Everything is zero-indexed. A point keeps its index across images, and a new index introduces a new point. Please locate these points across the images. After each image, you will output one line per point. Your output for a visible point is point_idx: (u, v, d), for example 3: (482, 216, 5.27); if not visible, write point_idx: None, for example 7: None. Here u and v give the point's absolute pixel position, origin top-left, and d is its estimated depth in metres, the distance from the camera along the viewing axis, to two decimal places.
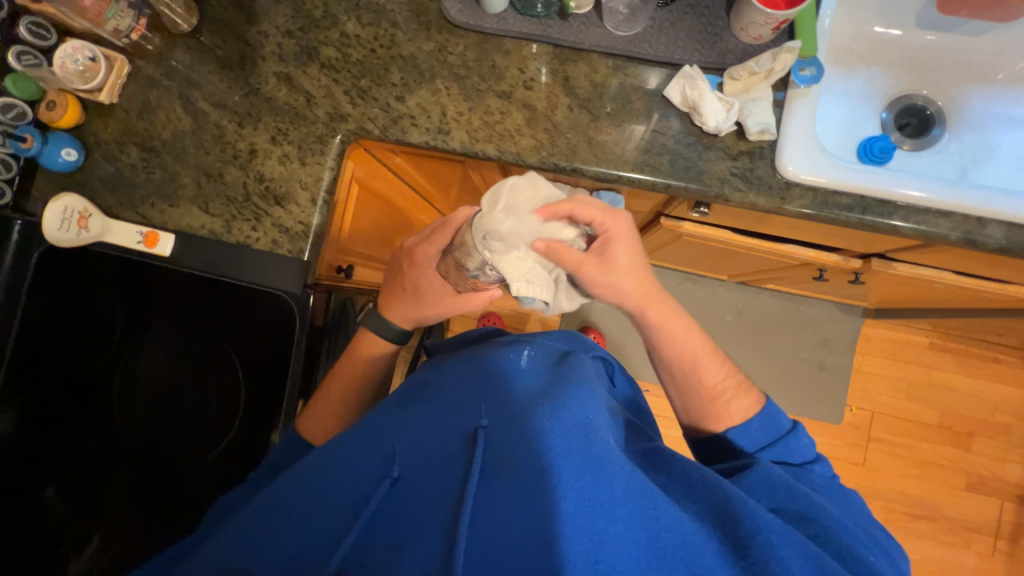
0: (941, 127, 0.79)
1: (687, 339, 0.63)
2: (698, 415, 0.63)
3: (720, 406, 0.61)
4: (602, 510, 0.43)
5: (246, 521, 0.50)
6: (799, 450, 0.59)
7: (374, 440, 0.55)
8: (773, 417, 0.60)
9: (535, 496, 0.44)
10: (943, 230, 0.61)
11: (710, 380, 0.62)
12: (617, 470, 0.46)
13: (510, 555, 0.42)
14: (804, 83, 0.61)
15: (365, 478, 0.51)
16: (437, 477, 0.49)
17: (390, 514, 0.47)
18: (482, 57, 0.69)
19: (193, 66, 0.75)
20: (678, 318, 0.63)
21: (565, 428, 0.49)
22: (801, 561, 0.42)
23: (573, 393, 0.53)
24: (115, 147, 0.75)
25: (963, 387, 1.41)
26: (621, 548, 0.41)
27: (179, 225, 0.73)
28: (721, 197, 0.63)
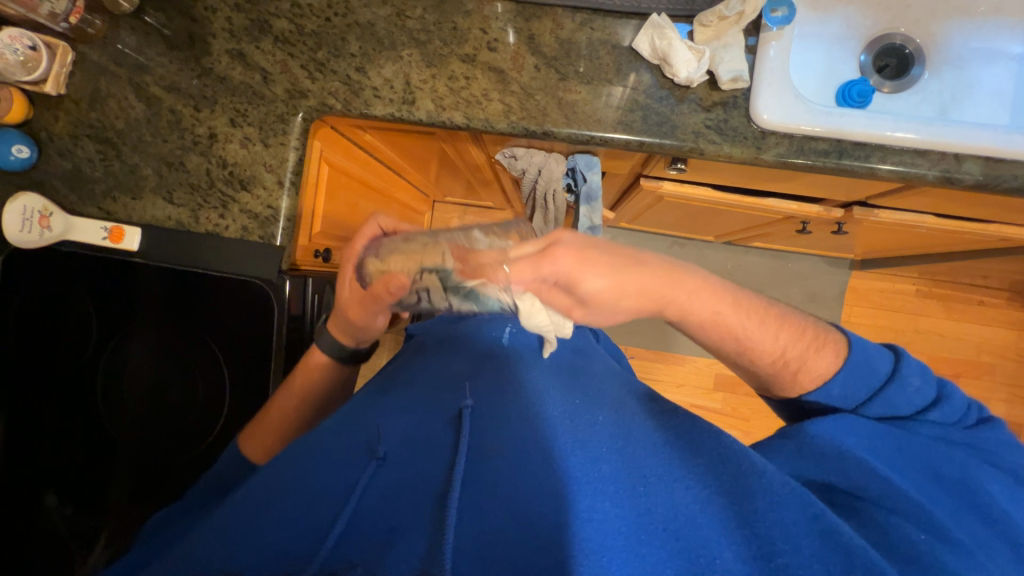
0: (920, 65, 0.77)
1: (722, 325, 0.52)
2: (772, 386, 0.56)
3: (791, 377, 0.54)
4: (589, 488, 0.44)
5: (229, 520, 0.49)
6: (905, 399, 0.52)
7: (364, 427, 0.56)
8: (863, 368, 0.53)
9: (522, 476, 0.46)
10: (922, 169, 0.60)
11: (775, 353, 0.54)
12: (604, 448, 0.49)
13: (499, 534, 0.42)
14: (776, 25, 0.59)
15: (348, 467, 0.51)
16: (426, 461, 0.50)
17: (374, 497, 0.47)
18: (443, 19, 0.66)
19: (141, 48, 0.71)
20: (709, 296, 0.51)
21: (554, 412, 0.53)
22: (811, 540, 0.40)
23: (557, 380, 0.59)
24: (69, 141, 0.71)
25: (949, 331, 1.44)
26: (612, 524, 0.41)
27: (145, 219, 0.71)
28: (696, 151, 0.61)
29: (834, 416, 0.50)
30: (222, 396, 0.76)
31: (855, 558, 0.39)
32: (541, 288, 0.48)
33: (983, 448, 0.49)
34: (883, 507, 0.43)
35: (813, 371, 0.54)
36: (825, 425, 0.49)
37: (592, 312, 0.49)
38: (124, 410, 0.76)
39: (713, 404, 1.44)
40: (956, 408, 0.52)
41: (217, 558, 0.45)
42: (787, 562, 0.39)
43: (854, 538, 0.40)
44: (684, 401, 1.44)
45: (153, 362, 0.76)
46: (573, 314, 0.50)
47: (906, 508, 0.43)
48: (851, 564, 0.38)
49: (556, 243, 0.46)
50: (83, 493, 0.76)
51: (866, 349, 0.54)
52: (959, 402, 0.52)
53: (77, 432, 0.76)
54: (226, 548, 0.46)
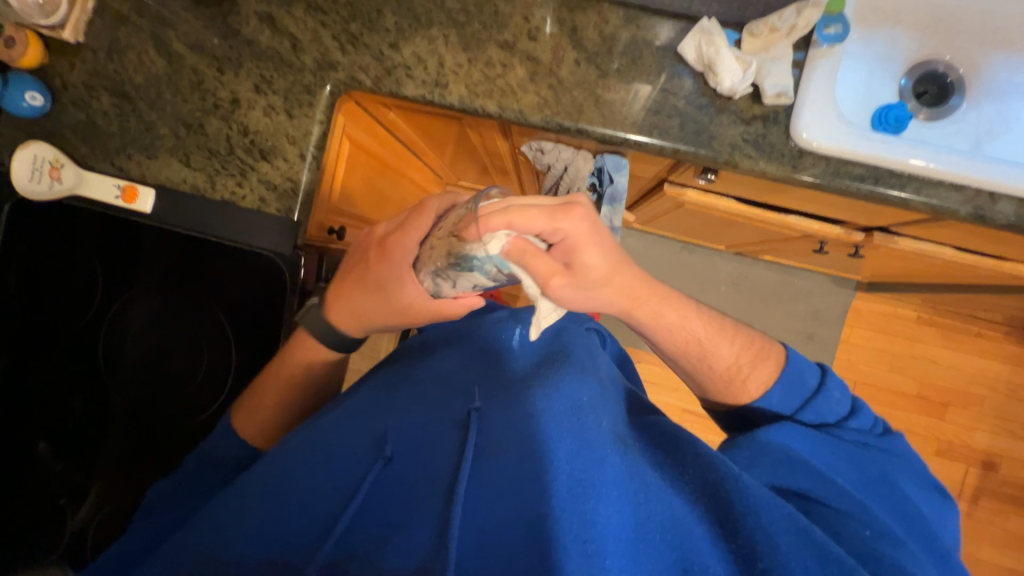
0: (960, 95, 0.76)
1: (685, 329, 0.57)
2: (715, 395, 0.60)
3: (737, 386, 0.58)
4: (595, 491, 0.44)
5: (235, 499, 0.51)
6: (830, 409, 0.56)
7: (367, 414, 0.57)
8: (794, 380, 0.56)
9: (529, 479, 0.46)
10: (954, 205, 0.59)
11: (725, 364, 0.58)
12: (609, 453, 0.48)
13: (502, 536, 0.43)
14: (826, 42, 0.57)
15: (355, 458, 0.52)
16: (430, 459, 0.50)
17: (382, 492, 0.49)
18: (484, 2, 0.64)
19: (165, 2, 0.68)
20: (676, 302, 0.57)
21: (557, 411, 0.52)
22: (787, 539, 0.41)
23: (567, 376, 0.57)
24: (84, 92, 0.69)
25: (944, 360, 1.45)
26: (614, 531, 0.42)
27: (159, 180, 0.69)
28: (731, 164, 0.60)
29: (780, 424, 0.52)
30: (225, 370, 0.76)
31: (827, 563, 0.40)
32: (533, 251, 0.46)
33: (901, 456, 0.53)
34: (835, 509, 0.45)
35: (758, 382, 0.57)
36: (768, 432, 0.51)
37: (572, 286, 0.49)
38: (124, 375, 0.76)
39: (705, 411, 1.45)
40: (868, 418, 0.56)
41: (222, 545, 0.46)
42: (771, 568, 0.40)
43: (825, 539, 0.41)
44: (677, 406, 1.46)
45: (159, 328, 0.76)
46: (551, 284, 0.48)
47: (862, 513, 0.45)
48: (824, 562, 0.40)
49: (573, 205, 0.48)
50: (77, 450, 0.76)
51: (799, 365, 0.57)
52: (870, 411, 0.57)
53: (76, 392, 0.76)
54: (228, 537, 0.47)
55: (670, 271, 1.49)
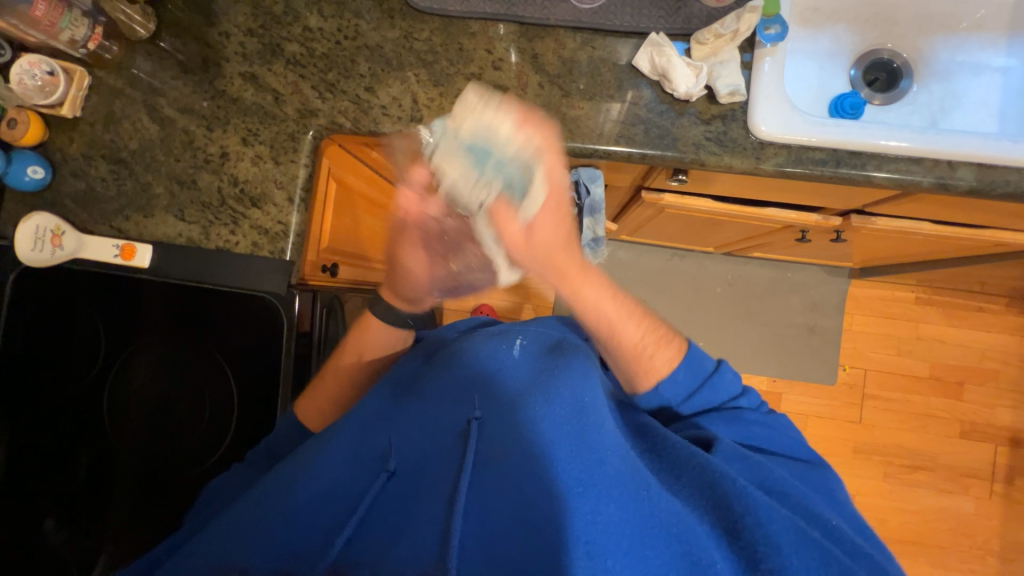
0: (909, 79, 0.80)
1: (602, 308, 0.59)
2: (630, 378, 0.62)
3: (642, 363, 0.60)
4: (594, 491, 0.46)
5: (236, 519, 0.50)
6: (726, 388, 0.61)
7: (373, 429, 0.58)
8: (695, 363, 0.60)
9: (526, 481, 0.48)
10: (916, 176, 0.62)
11: (631, 343, 0.59)
12: (612, 453, 0.49)
13: (503, 537, 0.46)
14: (769, 42, 0.61)
15: (361, 477, 0.54)
16: (435, 473, 0.52)
17: (386, 506, 0.51)
18: (449, 40, 0.68)
19: (156, 73, 0.73)
20: (603, 297, 0.59)
21: (560, 414, 0.53)
22: (786, 534, 0.44)
23: (565, 376, 0.57)
24: (82, 163, 0.73)
25: (950, 339, 1.44)
26: (614, 528, 0.44)
27: (156, 236, 0.72)
28: (697, 163, 0.63)
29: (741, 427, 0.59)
30: (229, 415, 0.77)
31: (824, 558, 0.43)
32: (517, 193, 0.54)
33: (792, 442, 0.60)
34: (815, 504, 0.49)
35: (661, 363, 0.60)
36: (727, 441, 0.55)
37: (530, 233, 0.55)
38: (129, 431, 0.77)
39: None
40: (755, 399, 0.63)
41: (225, 562, 0.47)
42: (773, 566, 0.43)
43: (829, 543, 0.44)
44: None
45: (160, 378, 0.77)
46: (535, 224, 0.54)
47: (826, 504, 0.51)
48: (824, 559, 0.43)
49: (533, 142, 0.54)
50: (84, 516, 0.76)
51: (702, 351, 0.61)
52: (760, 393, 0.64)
53: (81, 454, 0.76)
54: (233, 553, 0.47)
55: (663, 279, 1.51)
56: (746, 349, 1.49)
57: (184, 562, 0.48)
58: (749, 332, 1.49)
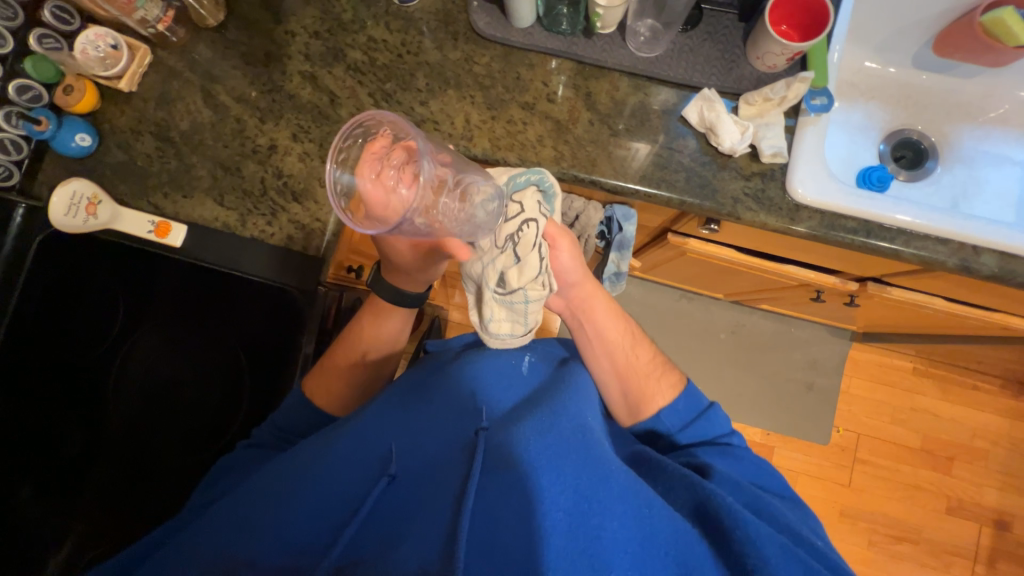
0: (934, 160, 0.83)
1: (608, 328, 0.69)
2: (635, 405, 0.66)
3: (648, 385, 0.66)
4: (600, 506, 0.47)
5: (239, 504, 0.50)
6: (716, 425, 0.64)
7: (377, 429, 0.57)
8: (690, 397, 0.66)
9: (531, 494, 0.48)
10: (941, 256, 0.64)
11: (636, 364, 0.67)
12: (615, 470, 0.50)
13: (506, 542, 0.45)
14: (814, 111, 0.64)
15: (361, 476, 0.53)
16: (440, 476, 0.52)
17: (388, 510, 0.50)
18: (507, 69, 0.71)
19: (216, 61, 0.75)
20: (616, 322, 0.69)
21: (565, 429, 0.54)
22: (777, 551, 0.45)
23: (569, 396, 0.59)
24: (129, 136, 0.74)
25: (944, 413, 1.46)
26: (618, 544, 0.45)
27: (192, 217, 0.72)
28: (733, 216, 0.65)
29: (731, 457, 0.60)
30: (236, 405, 0.80)
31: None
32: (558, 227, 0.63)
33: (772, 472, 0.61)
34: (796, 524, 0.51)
35: (663, 390, 0.66)
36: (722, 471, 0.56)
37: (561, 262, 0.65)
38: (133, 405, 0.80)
39: None
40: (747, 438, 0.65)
41: (224, 551, 0.46)
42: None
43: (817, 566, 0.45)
44: None
45: (173, 357, 0.81)
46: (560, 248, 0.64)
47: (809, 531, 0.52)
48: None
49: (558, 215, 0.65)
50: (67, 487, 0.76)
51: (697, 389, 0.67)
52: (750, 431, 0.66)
53: (78, 425, 0.77)
54: (232, 540, 0.46)
55: (669, 318, 1.52)
56: (744, 398, 1.50)
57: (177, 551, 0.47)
58: (747, 382, 1.50)
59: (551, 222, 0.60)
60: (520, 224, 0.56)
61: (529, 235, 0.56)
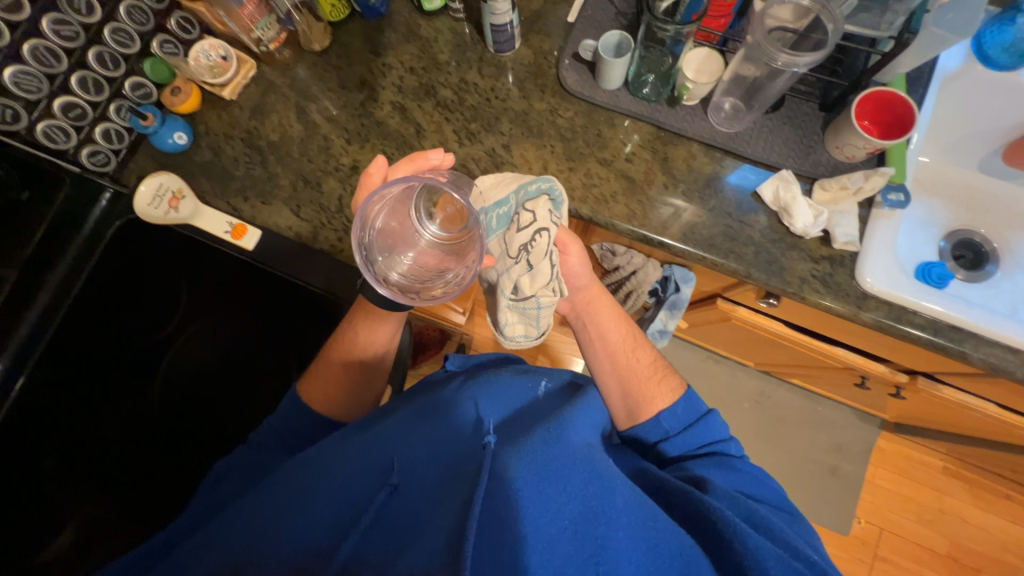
0: (994, 264, 0.83)
1: (609, 328, 0.70)
2: (633, 407, 0.65)
3: (647, 388, 0.65)
4: (605, 517, 0.46)
5: (254, 512, 0.53)
6: (710, 430, 0.63)
7: (384, 438, 0.57)
8: (690, 405, 0.64)
9: (537, 502, 0.46)
10: (1010, 365, 0.63)
11: (636, 366, 0.68)
12: (618, 483, 0.50)
13: (512, 548, 0.44)
14: (889, 205, 0.65)
15: (366, 481, 0.53)
16: (445, 481, 0.51)
17: (391, 519, 0.50)
18: (590, 125, 0.74)
19: (314, 82, 0.79)
20: (619, 324, 0.71)
21: (571, 438, 0.52)
22: (775, 561, 0.46)
23: (577, 406, 0.57)
24: (221, 139, 0.77)
25: (974, 520, 1.39)
26: (624, 555, 0.45)
27: (267, 223, 0.75)
28: (799, 296, 0.66)
29: (722, 466, 0.58)
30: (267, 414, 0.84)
31: None
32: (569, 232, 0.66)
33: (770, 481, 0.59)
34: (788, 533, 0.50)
35: (662, 393, 0.64)
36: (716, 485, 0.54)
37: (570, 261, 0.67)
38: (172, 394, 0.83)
39: None
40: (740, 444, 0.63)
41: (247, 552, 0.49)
42: None
43: None
44: None
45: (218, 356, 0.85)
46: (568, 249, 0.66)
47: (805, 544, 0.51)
48: None
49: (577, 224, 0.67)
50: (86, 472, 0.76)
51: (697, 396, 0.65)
52: None
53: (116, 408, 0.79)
54: (252, 539, 0.50)
55: (694, 378, 1.50)
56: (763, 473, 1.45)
57: (213, 545, 0.51)
58: (768, 455, 1.46)
59: (560, 229, 0.62)
60: (532, 234, 0.58)
61: (540, 245, 0.58)
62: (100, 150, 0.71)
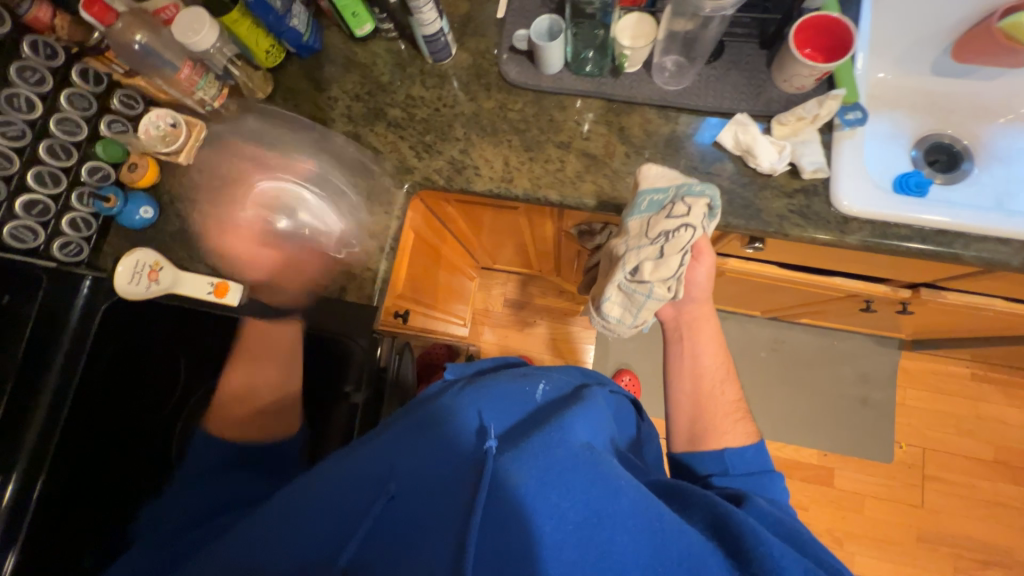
0: (970, 161, 0.83)
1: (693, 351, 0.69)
2: (696, 435, 0.64)
3: (720, 420, 0.64)
4: (610, 522, 0.44)
5: (246, 532, 0.49)
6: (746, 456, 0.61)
7: (386, 447, 0.54)
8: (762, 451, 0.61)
9: (539, 510, 0.45)
10: (1004, 256, 0.62)
11: (718, 396, 0.66)
12: (625, 483, 0.47)
13: (513, 558, 0.43)
14: (849, 125, 0.65)
15: (363, 491, 0.50)
16: (445, 491, 0.49)
17: (389, 530, 0.48)
18: (541, 112, 0.74)
19: (266, 130, 0.80)
20: (712, 347, 0.69)
21: (573, 441, 0.51)
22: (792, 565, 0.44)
23: (578, 411, 0.56)
24: (188, 205, 0.78)
25: (1013, 420, 1.37)
26: (630, 559, 0.43)
27: (249, 276, 0.75)
28: (781, 234, 0.65)
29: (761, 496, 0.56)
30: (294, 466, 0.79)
31: None
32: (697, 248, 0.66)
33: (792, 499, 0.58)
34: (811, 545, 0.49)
35: (733, 433, 0.63)
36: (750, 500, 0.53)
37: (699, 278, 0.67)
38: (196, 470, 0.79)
39: None
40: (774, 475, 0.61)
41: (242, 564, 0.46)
42: None
43: None
44: None
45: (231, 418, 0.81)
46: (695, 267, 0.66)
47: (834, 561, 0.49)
48: None
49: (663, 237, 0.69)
50: None
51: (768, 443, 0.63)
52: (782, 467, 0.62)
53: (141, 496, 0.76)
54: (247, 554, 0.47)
55: None
56: (795, 419, 1.44)
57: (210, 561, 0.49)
58: (795, 400, 1.45)
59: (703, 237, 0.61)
60: (679, 225, 0.57)
61: (681, 239, 0.57)
62: (70, 241, 0.73)
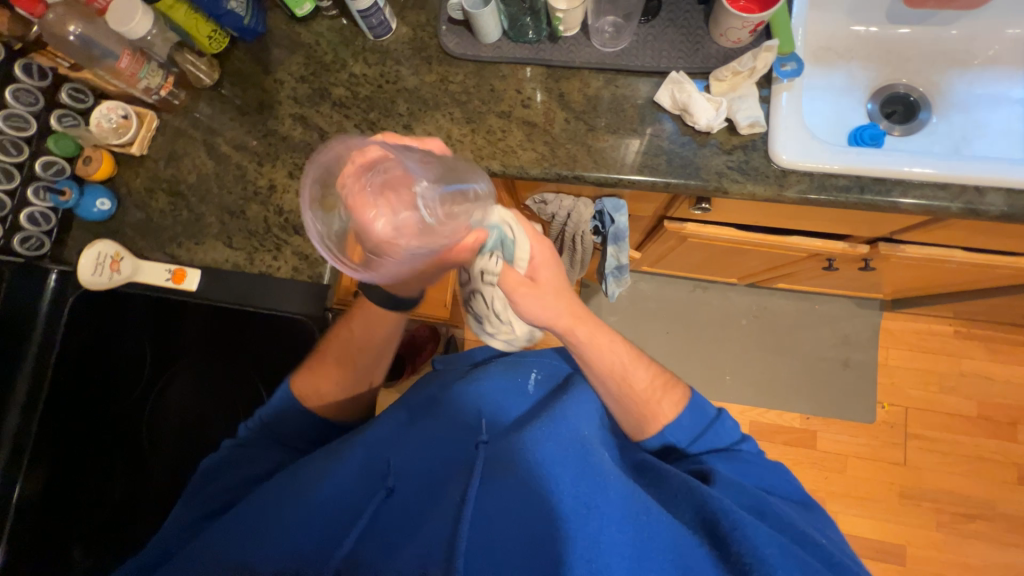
0: (927, 110, 0.81)
1: (604, 352, 0.63)
2: (636, 423, 0.63)
3: (650, 408, 0.62)
4: (595, 512, 0.47)
5: (236, 520, 0.52)
6: (726, 434, 0.62)
7: (382, 447, 0.59)
8: (699, 410, 0.62)
9: (530, 501, 0.49)
10: (944, 202, 0.62)
11: (640, 385, 0.63)
12: (612, 478, 0.50)
13: (506, 550, 0.46)
14: (786, 77, 0.64)
15: (362, 489, 0.55)
16: (445, 486, 0.54)
17: (386, 520, 0.52)
18: (481, 82, 0.74)
19: (215, 116, 0.81)
20: (610, 344, 0.63)
21: (561, 436, 0.55)
22: (775, 549, 0.44)
23: (567, 405, 0.60)
24: (144, 194, 0.79)
25: (997, 375, 1.37)
26: (616, 549, 0.45)
27: (205, 261, 0.76)
28: (721, 190, 0.65)
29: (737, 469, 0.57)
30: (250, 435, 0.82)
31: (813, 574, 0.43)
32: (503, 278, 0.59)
33: (783, 479, 0.57)
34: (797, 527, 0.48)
35: (666, 407, 0.62)
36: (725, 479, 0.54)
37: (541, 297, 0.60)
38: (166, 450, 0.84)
39: None
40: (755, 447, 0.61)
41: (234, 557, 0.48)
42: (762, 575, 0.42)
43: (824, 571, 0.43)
44: None
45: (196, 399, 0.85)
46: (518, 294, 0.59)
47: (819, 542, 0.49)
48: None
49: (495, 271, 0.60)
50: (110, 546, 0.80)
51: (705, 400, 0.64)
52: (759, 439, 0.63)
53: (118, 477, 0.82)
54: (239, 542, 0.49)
55: (686, 311, 1.50)
56: (777, 385, 1.44)
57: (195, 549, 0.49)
58: (777, 366, 1.45)
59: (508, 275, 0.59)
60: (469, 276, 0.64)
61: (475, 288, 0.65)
62: (30, 235, 0.74)
